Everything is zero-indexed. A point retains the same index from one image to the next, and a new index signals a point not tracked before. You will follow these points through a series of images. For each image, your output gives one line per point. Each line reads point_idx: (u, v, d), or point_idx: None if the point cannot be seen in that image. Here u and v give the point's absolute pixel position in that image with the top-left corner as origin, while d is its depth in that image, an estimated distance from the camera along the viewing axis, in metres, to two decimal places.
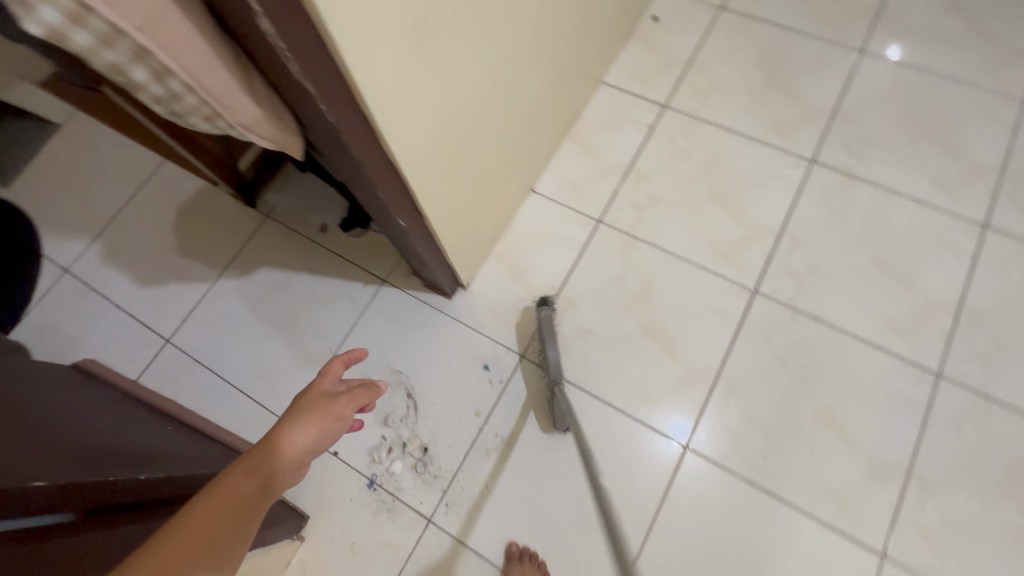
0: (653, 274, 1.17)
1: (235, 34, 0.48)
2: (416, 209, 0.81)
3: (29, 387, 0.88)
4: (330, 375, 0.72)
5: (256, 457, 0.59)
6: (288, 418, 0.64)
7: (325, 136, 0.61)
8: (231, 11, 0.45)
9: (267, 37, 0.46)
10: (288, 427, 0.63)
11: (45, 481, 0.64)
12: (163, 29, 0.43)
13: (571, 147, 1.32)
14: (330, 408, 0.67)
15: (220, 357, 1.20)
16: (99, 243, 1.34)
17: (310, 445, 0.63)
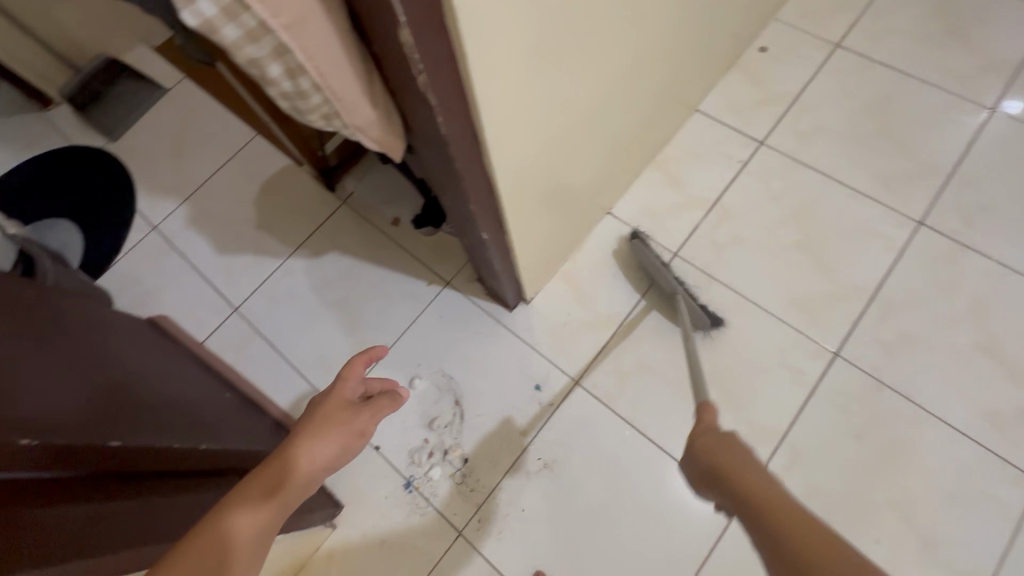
0: (726, 318, 1.12)
1: (368, 34, 0.47)
2: (500, 223, 0.79)
3: (108, 338, 0.93)
4: (353, 378, 0.66)
5: (273, 476, 0.56)
6: (307, 430, 0.60)
7: (432, 144, 0.59)
8: (371, 14, 0.43)
9: (402, 47, 0.44)
10: (307, 441, 0.59)
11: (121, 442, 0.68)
12: (304, 26, 0.42)
13: (655, 173, 1.27)
14: (354, 421, 0.63)
15: (282, 333, 1.23)
16: (187, 206, 1.41)
17: (329, 463, 0.59)
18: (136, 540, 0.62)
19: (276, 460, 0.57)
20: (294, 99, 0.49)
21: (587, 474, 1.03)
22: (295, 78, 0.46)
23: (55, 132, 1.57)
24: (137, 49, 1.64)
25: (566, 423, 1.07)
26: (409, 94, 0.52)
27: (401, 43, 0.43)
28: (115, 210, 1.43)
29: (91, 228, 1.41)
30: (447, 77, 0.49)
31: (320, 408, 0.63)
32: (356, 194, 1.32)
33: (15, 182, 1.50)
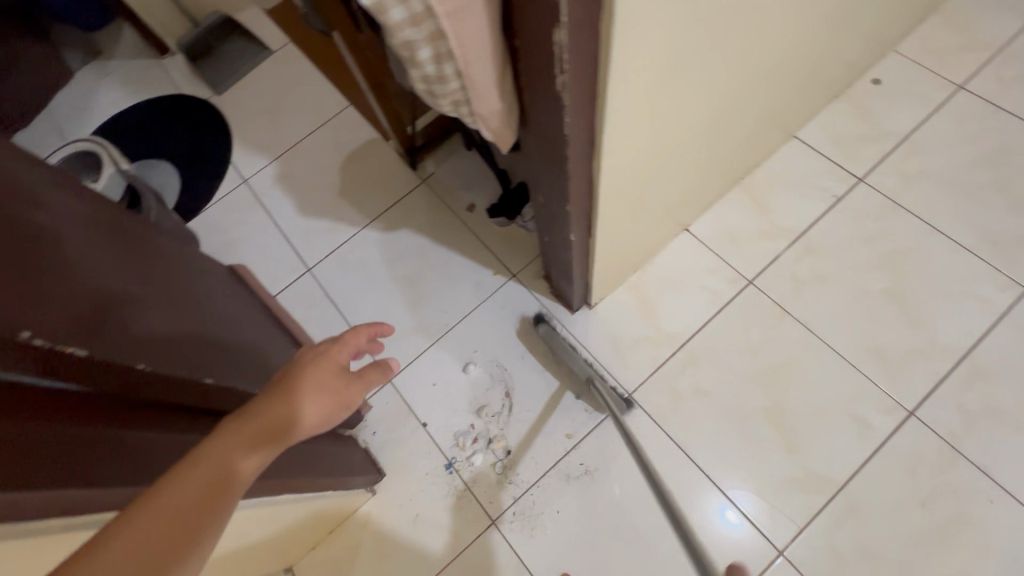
0: (795, 356, 1.07)
1: (517, 28, 0.47)
2: (589, 226, 0.79)
3: (198, 281, 1.01)
4: (351, 343, 0.59)
5: (257, 428, 0.48)
6: (296, 386, 0.52)
7: (547, 141, 0.59)
8: (528, 10, 0.44)
9: (553, 47, 0.44)
10: (296, 397, 0.51)
11: (210, 380, 0.75)
12: (464, 13, 0.43)
13: (741, 196, 1.23)
14: (345, 388, 0.56)
15: (348, 299, 1.27)
16: (276, 165, 1.48)
17: (312, 428, 0.52)
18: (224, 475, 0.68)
19: (261, 408, 0.49)
20: (432, 83, 0.50)
21: (627, 488, 1.02)
22: (440, 63, 0.47)
23: (168, 79, 1.67)
24: (251, 10, 1.73)
25: (613, 433, 1.06)
26: (540, 91, 0.52)
27: (553, 42, 0.44)
28: (211, 160, 1.51)
29: (189, 173, 1.50)
30: (583, 79, 0.49)
31: (312, 363, 0.55)
32: (437, 176, 1.36)
33: (127, 122, 1.61)
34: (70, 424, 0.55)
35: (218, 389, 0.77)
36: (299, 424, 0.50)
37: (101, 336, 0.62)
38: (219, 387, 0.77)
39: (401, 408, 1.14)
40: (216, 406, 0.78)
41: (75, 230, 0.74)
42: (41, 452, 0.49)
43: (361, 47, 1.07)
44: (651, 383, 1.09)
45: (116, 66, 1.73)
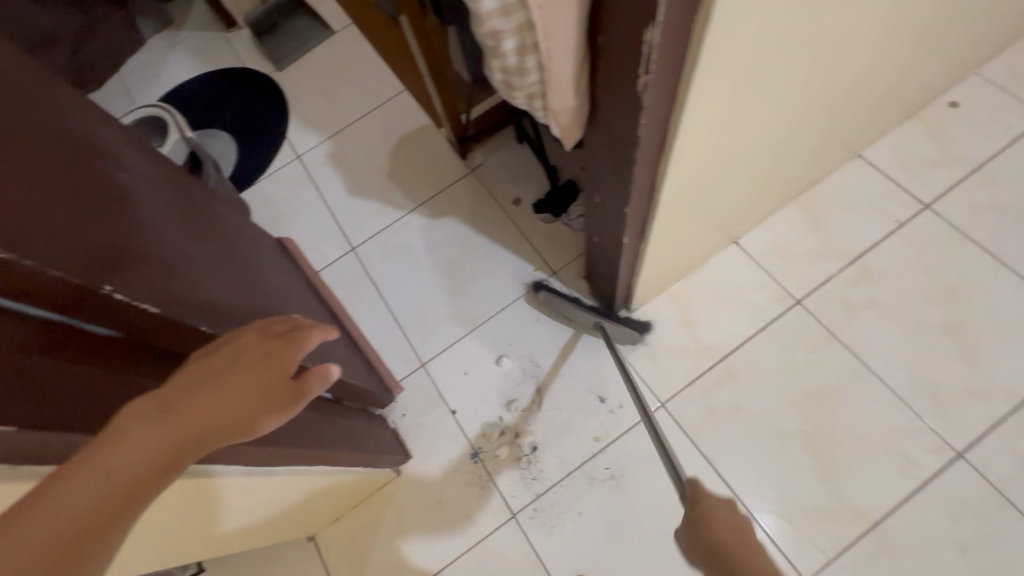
0: (839, 382, 1.04)
1: (603, 26, 0.47)
2: (642, 230, 0.78)
3: (246, 250, 1.02)
4: (295, 346, 0.52)
5: (154, 442, 0.41)
6: (213, 390, 0.45)
7: (615, 141, 0.59)
8: (619, 8, 0.43)
9: (641, 47, 0.44)
10: (210, 404, 0.45)
11: None
12: (555, 7, 0.43)
13: (797, 213, 1.20)
14: (272, 399, 0.48)
15: (388, 281, 1.29)
16: (329, 144, 1.50)
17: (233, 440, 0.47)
18: (271, 442, 0.69)
19: (167, 414, 0.42)
20: (510, 75, 0.51)
21: (652, 497, 1.01)
22: (522, 55, 0.47)
23: (232, 53, 1.72)
24: None
25: (642, 441, 1.05)
26: (617, 92, 0.52)
27: (642, 43, 0.43)
28: (268, 133, 1.55)
29: (245, 145, 1.54)
30: (665, 83, 0.48)
31: (240, 363, 0.48)
32: (486, 167, 1.36)
33: (192, 91, 1.67)
34: (131, 373, 0.55)
35: None
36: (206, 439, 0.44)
37: (185, 298, 0.64)
38: None
39: (432, 393, 1.15)
40: None
41: (147, 193, 0.77)
42: (108, 400, 0.50)
43: (426, 34, 1.08)
44: (686, 395, 1.07)
45: (185, 37, 1.79)
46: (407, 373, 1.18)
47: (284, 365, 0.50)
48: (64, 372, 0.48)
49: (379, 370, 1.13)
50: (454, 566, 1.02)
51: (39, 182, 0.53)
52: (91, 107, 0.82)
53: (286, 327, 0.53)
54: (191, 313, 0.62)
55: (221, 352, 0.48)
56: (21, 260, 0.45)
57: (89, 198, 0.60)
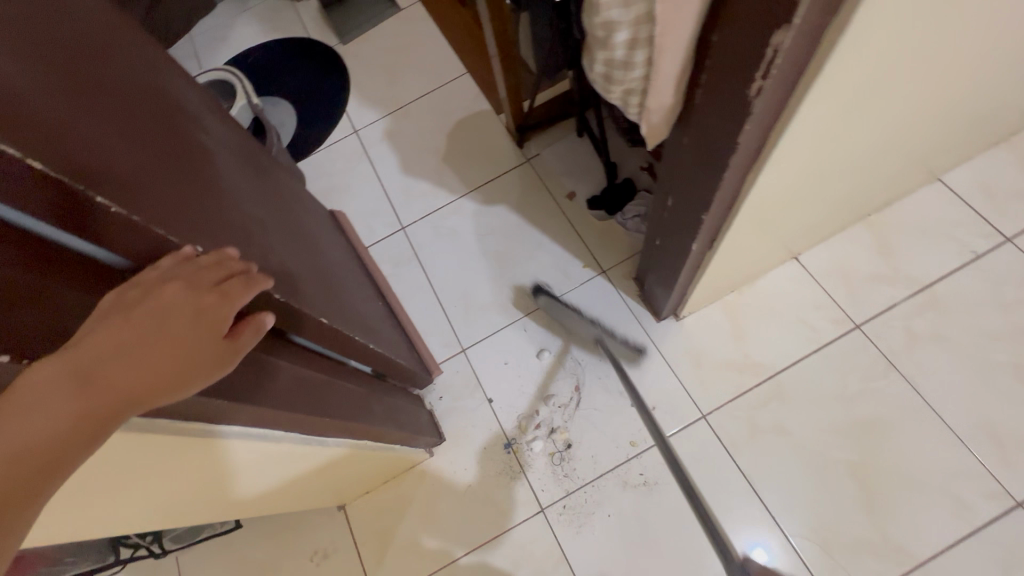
0: (893, 414, 1.00)
1: (719, 25, 0.45)
2: (713, 238, 0.76)
3: (301, 217, 1.03)
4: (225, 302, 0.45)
5: (50, 417, 0.35)
6: (129, 353, 0.39)
7: (707, 145, 0.57)
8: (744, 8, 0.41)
9: (763, 50, 0.42)
10: (127, 368, 0.39)
11: (326, 320, 0.73)
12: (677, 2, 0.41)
13: (864, 234, 1.14)
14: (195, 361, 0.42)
15: (435, 264, 1.29)
16: (387, 121, 1.51)
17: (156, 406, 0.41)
18: (322, 414, 0.70)
19: (79, 379, 0.37)
20: (613, 67, 0.49)
21: (684, 509, 1.00)
22: (632, 49, 0.46)
23: (299, 22, 1.74)
24: None
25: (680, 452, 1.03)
26: (721, 96, 0.50)
27: (767, 46, 0.41)
28: (327, 106, 1.56)
29: (305, 115, 1.56)
30: (779, 90, 0.46)
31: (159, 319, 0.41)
32: (542, 157, 1.35)
33: (257, 58, 1.69)
34: None
35: (333, 329, 0.75)
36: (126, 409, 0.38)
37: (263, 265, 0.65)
38: (334, 328, 0.75)
39: (470, 379, 1.16)
40: (326, 345, 0.77)
41: (223, 158, 0.78)
42: None
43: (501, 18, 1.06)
44: (730, 409, 1.04)
45: (254, 3, 1.81)
46: (447, 357, 1.19)
47: (213, 324, 0.44)
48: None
49: (420, 351, 1.14)
50: (478, 552, 1.03)
51: (124, 136, 0.53)
52: (174, 68, 0.83)
53: (216, 277, 0.46)
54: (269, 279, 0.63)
55: (140, 305, 0.41)
56: (133, 216, 0.46)
57: (175, 158, 0.61)
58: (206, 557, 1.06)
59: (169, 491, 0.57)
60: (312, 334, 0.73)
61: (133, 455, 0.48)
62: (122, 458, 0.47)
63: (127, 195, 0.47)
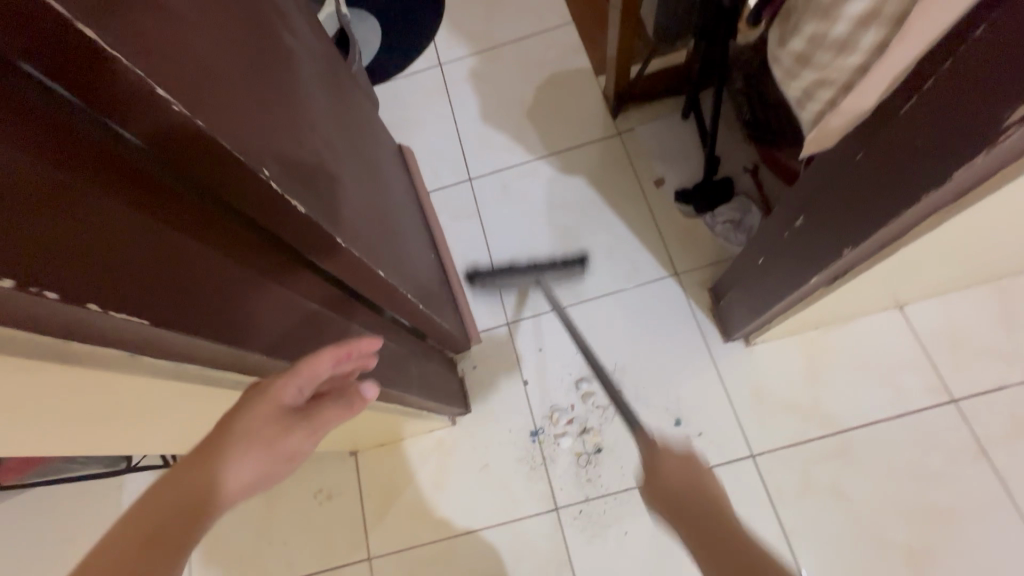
0: (972, 507, 0.89)
1: (966, 38, 0.34)
2: (837, 276, 0.65)
3: (368, 146, 0.93)
4: (302, 372, 0.45)
5: (168, 502, 0.40)
6: (216, 447, 0.42)
7: (886, 175, 0.46)
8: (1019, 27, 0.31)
9: None
10: (211, 462, 0.41)
11: (385, 274, 0.66)
12: None
13: (990, 299, 0.99)
14: (282, 440, 0.44)
15: (496, 225, 1.20)
16: (475, 59, 1.38)
17: (242, 492, 0.43)
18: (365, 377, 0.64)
19: (176, 478, 0.41)
20: (818, 47, 0.42)
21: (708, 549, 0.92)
22: (864, 25, 0.38)
23: None
24: None
25: None
26: (948, 114, 0.38)
27: None
28: (417, 29, 1.44)
29: (392, 35, 1.45)
30: None
31: (243, 414, 0.43)
32: (636, 133, 1.22)
33: None
34: (263, 272, 0.46)
35: (393, 284, 0.69)
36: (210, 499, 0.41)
37: (330, 197, 0.56)
38: (392, 284, 0.69)
39: (508, 355, 1.09)
40: (382, 302, 0.71)
41: (301, 65, 0.67)
42: (239, 300, 0.42)
43: None
44: (783, 456, 0.95)
45: None
46: (490, 327, 1.12)
47: (290, 399, 0.45)
48: (181, 252, 0.36)
49: (464, 315, 1.07)
50: (483, 533, 0.99)
51: (223, 29, 0.44)
52: None
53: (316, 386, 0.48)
54: (339, 219, 0.56)
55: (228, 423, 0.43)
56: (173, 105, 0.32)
57: (253, 52, 0.49)
58: None
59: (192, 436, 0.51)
60: (370, 290, 0.66)
61: (174, 407, 0.42)
62: (170, 404, 0.41)
63: (173, 74, 0.33)
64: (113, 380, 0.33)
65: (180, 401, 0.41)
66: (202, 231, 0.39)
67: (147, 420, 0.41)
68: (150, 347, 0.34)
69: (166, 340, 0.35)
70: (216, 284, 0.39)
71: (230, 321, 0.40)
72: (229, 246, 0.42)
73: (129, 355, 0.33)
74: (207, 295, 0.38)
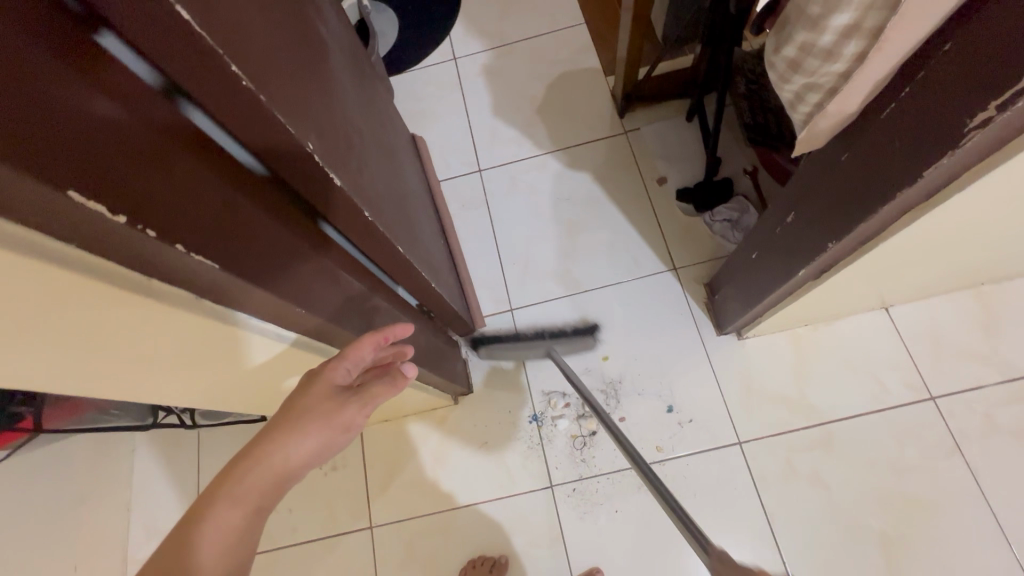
0: (945, 498, 0.94)
1: (941, 46, 0.39)
2: (824, 270, 0.70)
3: (386, 132, 0.97)
4: (350, 355, 0.53)
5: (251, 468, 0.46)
6: (284, 426, 0.48)
7: (868, 173, 0.51)
8: (986, 32, 0.36)
9: (997, 85, 0.36)
10: (281, 439, 0.48)
11: (403, 251, 0.71)
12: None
13: (971, 304, 1.04)
14: (338, 414, 0.50)
15: (503, 216, 1.25)
16: (488, 55, 1.43)
17: (308, 460, 0.49)
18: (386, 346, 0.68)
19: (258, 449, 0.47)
20: (808, 55, 0.45)
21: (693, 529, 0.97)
22: (847, 37, 0.41)
23: None
24: None
25: (705, 469, 1.00)
26: (923, 116, 0.43)
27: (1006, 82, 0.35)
28: (433, 24, 1.48)
29: (408, 28, 1.49)
30: (999, 132, 0.40)
31: (304, 394, 0.50)
32: (641, 133, 1.26)
33: None
34: (305, 236, 0.49)
35: (409, 261, 0.73)
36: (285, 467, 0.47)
37: (358, 175, 0.60)
38: (408, 261, 0.73)
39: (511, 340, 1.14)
40: (399, 278, 0.76)
41: (332, 54, 0.72)
42: (288, 260, 0.44)
43: None
44: (768, 445, 1.00)
45: None
46: (494, 312, 1.16)
47: (342, 377, 0.52)
48: (243, 210, 0.39)
49: (469, 299, 1.12)
50: (480, 507, 1.03)
51: (273, 16, 0.48)
52: None
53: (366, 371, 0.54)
54: (366, 196, 0.61)
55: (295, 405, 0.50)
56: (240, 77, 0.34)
57: (296, 39, 0.54)
58: (229, 438, 1.12)
59: (219, 396, 0.55)
60: (388, 265, 0.70)
61: (208, 367, 0.45)
62: (206, 362, 0.44)
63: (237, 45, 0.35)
64: (173, 325, 0.36)
65: (229, 353, 0.46)
66: (255, 192, 0.41)
67: (199, 372, 0.45)
68: (213, 295, 0.37)
69: (227, 290, 0.37)
70: (271, 243, 0.42)
71: (282, 277, 0.43)
72: (278, 209, 0.45)
73: (194, 300, 0.36)
74: (264, 252, 0.40)
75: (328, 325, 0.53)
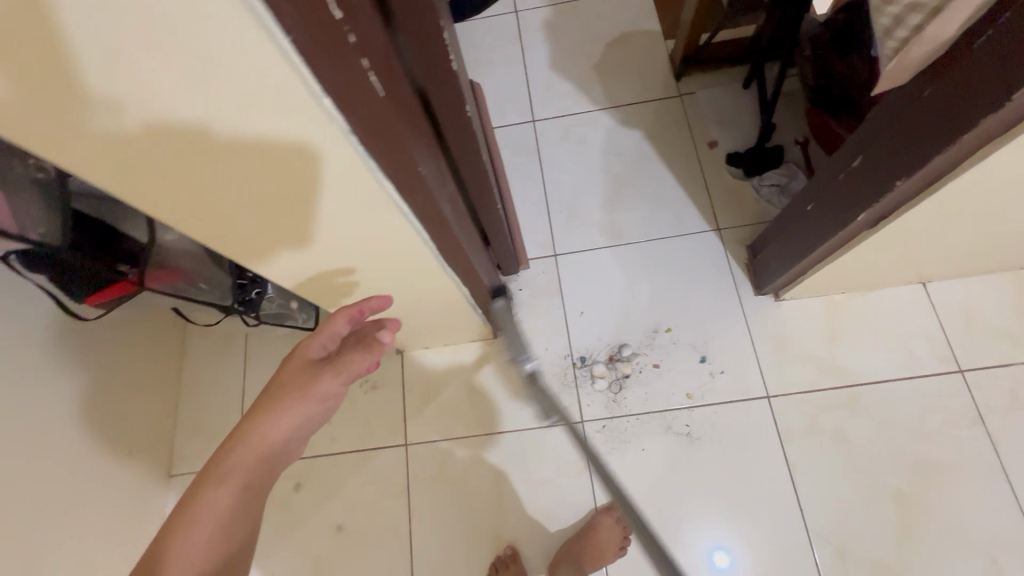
0: (962, 464, 0.97)
1: None
2: (884, 216, 0.72)
3: None
4: (323, 332, 0.64)
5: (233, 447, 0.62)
6: (264, 406, 0.62)
7: (953, 102, 0.54)
8: None
9: None
10: (261, 419, 0.62)
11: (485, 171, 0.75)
12: None
13: (1010, 287, 1.06)
14: (312, 386, 0.62)
15: (554, 166, 1.28)
16: (550, 10, 1.44)
17: (290, 430, 0.63)
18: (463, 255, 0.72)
19: (239, 431, 0.63)
20: None
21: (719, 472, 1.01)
22: None
23: None
24: None
25: (733, 418, 1.04)
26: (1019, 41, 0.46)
27: None
28: None
29: None
30: None
31: (287, 371, 0.64)
32: (697, 97, 1.28)
33: None
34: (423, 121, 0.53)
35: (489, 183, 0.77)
36: (264, 441, 0.62)
37: None
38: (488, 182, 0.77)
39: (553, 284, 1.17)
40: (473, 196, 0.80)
41: None
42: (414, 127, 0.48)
43: None
44: (796, 400, 1.03)
45: None
46: (538, 256, 1.20)
47: (315, 352, 0.64)
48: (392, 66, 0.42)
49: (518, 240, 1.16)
50: (510, 434, 1.08)
51: None
52: None
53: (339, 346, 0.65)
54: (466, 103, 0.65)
55: (275, 386, 0.63)
56: None
57: None
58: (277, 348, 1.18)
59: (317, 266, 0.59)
60: (469, 180, 0.74)
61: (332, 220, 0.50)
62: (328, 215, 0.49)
63: None
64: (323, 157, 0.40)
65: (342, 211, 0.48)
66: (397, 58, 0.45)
67: (311, 219, 0.48)
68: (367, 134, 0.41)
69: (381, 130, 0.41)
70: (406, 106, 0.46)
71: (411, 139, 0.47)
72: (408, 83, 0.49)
73: None
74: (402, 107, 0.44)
75: (433, 210, 0.56)
